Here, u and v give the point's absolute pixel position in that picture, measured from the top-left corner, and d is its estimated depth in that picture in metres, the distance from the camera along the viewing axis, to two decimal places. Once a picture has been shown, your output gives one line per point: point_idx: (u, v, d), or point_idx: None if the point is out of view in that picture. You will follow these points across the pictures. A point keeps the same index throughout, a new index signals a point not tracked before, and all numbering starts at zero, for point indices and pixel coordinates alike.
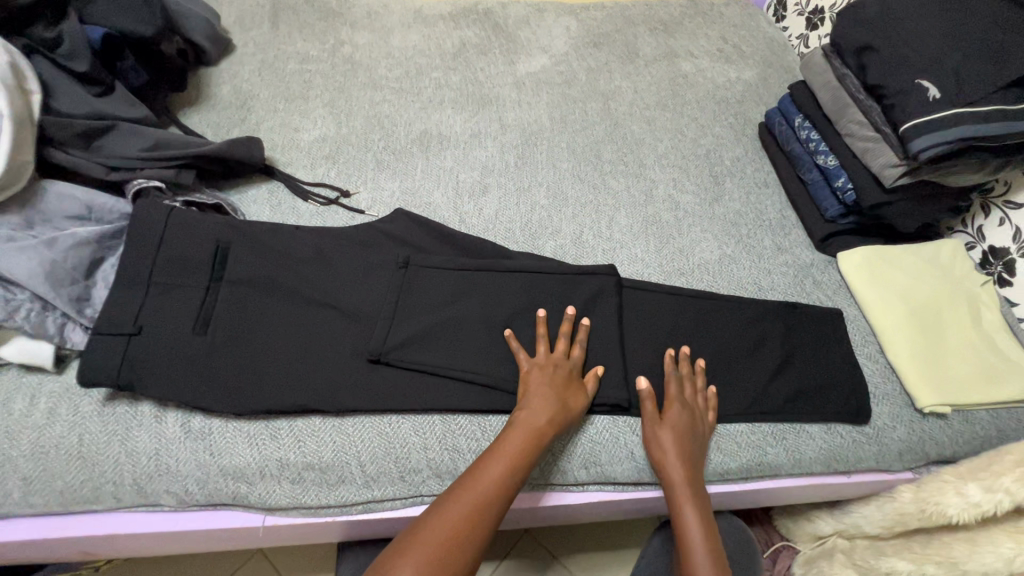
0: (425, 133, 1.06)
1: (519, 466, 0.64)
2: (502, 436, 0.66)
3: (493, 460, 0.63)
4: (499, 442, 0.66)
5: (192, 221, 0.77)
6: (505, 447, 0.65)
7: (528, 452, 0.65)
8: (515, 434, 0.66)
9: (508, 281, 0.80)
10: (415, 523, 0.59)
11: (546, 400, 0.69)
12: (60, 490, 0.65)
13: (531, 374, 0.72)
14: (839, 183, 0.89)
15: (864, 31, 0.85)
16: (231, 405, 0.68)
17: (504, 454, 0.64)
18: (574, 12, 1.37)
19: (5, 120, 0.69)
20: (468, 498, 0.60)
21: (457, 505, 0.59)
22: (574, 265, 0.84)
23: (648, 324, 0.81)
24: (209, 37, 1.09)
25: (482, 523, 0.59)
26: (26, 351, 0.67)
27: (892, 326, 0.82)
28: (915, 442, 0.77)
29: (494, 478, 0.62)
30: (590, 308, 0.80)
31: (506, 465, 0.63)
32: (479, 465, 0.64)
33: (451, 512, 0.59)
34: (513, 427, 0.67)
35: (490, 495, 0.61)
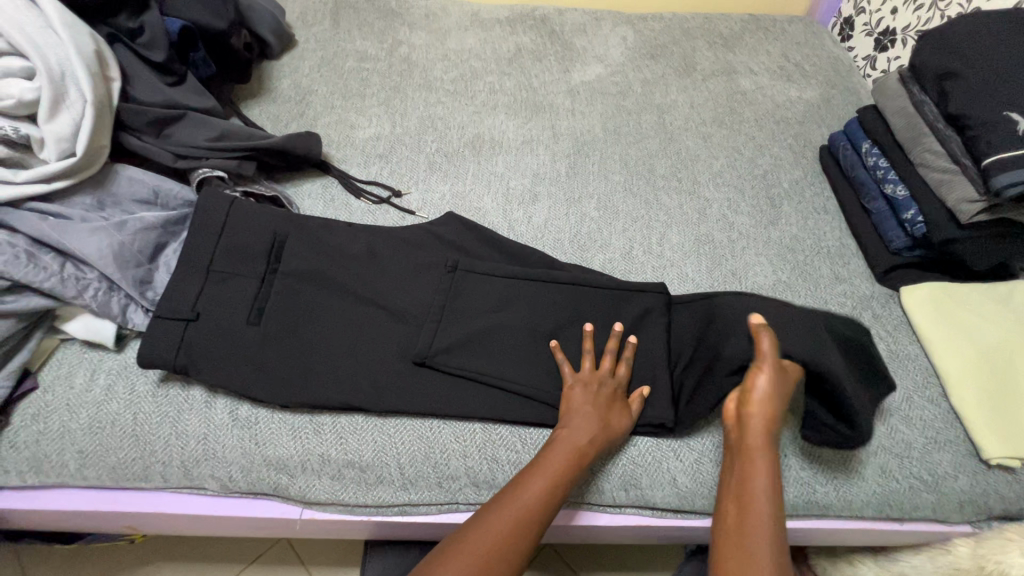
0: (477, 137, 1.06)
1: (560, 485, 0.63)
2: (545, 451, 0.66)
3: (535, 474, 0.63)
4: (542, 456, 0.65)
5: (251, 212, 0.78)
6: (548, 461, 0.64)
7: (569, 471, 0.64)
8: (557, 450, 0.65)
9: (555, 291, 0.79)
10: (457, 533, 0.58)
11: (589, 419, 0.67)
12: (112, 466, 0.67)
13: (574, 390, 0.70)
14: (908, 214, 0.85)
15: (948, 58, 0.81)
16: (278, 396, 0.69)
17: (546, 469, 0.63)
18: (631, 21, 1.35)
19: (88, 105, 0.72)
20: (510, 511, 0.59)
21: (499, 518, 0.59)
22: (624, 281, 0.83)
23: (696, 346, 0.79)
24: (274, 32, 1.12)
25: (523, 537, 0.58)
26: (91, 328, 0.70)
27: (958, 369, 0.78)
28: (978, 495, 0.72)
29: (538, 492, 0.61)
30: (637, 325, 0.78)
31: (548, 480, 0.62)
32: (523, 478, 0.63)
33: (494, 525, 0.58)
34: (556, 443, 0.66)
35: (531, 509, 0.60)
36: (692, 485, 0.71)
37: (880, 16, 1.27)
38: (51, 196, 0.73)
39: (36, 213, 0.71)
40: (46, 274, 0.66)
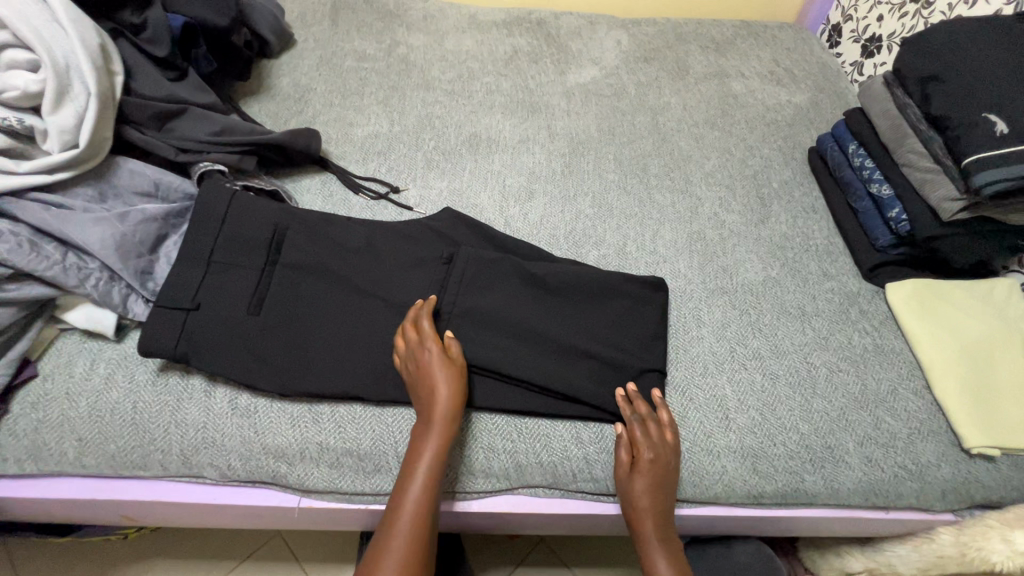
0: (474, 136, 1.08)
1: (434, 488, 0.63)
2: (419, 438, 0.66)
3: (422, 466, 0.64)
4: (423, 448, 0.65)
5: (252, 205, 0.80)
6: (425, 447, 0.65)
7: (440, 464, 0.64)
8: (429, 434, 0.65)
9: (549, 282, 0.80)
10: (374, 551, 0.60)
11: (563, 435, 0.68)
12: (112, 454, 0.67)
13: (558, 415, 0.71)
14: (893, 213, 0.88)
15: (930, 62, 0.84)
16: (278, 385, 0.70)
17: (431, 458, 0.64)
18: (626, 26, 1.38)
19: (92, 98, 0.73)
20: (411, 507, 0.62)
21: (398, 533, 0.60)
22: (616, 275, 0.85)
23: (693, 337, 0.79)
24: (273, 30, 1.13)
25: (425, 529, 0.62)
26: (91, 317, 0.71)
27: (940, 362, 0.80)
28: (960, 483, 0.75)
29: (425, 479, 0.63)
30: (629, 319, 0.81)
31: (435, 462, 0.64)
32: (407, 478, 0.64)
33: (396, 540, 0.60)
34: (425, 417, 0.66)
35: (423, 499, 0.62)
36: (686, 474, 0.72)
37: (867, 23, 1.30)
38: (53, 187, 0.74)
39: (38, 203, 0.71)
40: (49, 263, 0.67)
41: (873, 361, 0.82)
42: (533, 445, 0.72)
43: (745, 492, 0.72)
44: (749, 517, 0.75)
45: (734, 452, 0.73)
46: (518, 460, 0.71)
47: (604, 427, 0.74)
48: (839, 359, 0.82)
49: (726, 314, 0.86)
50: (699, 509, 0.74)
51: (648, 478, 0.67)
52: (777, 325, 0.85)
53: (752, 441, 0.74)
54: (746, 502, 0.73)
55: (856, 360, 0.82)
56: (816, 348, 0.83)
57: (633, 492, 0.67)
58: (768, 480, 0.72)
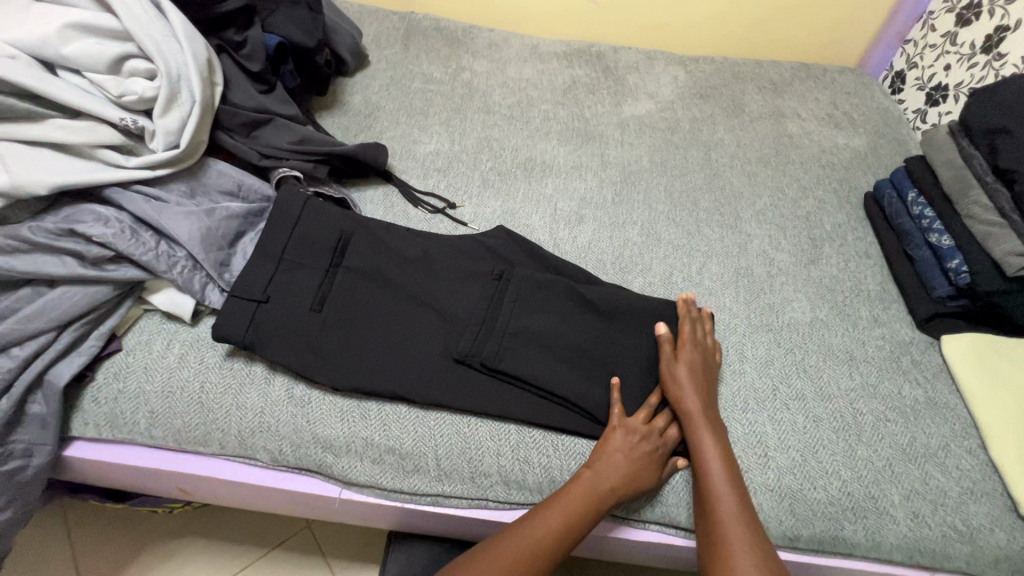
0: (529, 159, 1.12)
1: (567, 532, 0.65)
2: (551, 508, 0.66)
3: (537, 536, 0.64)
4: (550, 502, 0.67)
5: (323, 211, 0.86)
6: (548, 520, 0.65)
7: (584, 514, 0.66)
8: (566, 504, 0.66)
9: (594, 305, 0.82)
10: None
11: (622, 468, 0.68)
12: (177, 428, 0.73)
13: (612, 434, 0.71)
14: (953, 263, 0.86)
15: (1000, 115, 0.83)
16: (332, 379, 0.74)
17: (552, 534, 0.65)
18: (683, 63, 1.41)
19: (195, 106, 0.81)
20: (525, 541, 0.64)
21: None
22: (661, 304, 0.86)
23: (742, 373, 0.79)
24: (351, 51, 1.22)
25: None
26: (173, 301, 0.77)
27: (999, 422, 0.77)
28: (1015, 552, 0.71)
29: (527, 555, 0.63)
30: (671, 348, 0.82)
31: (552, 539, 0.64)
32: (527, 521, 0.66)
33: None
34: (574, 483, 0.68)
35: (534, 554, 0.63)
36: None
37: (932, 72, 1.29)
38: (153, 182, 0.82)
39: (140, 194, 0.79)
40: (145, 249, 0.74)
41: (924, 415, 0.80)
42: (568, 462, 0.73)
43: (779, 532, 0.71)
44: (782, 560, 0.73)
45: (770, 489, 0.72)
46: (553, 475, 0.72)
47: None
48: (887, 409, 0.80)
49: (769, 352, 0.85)
50: None
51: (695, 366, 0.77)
52: (823, 368, 0.84)
53: (792, 482, 0.73)
54: (779, 544, 0.71)
55: (906, 411, 0.80)
56: (863, 395, 0.81)
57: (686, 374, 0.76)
58: (805, 524, 0.71)
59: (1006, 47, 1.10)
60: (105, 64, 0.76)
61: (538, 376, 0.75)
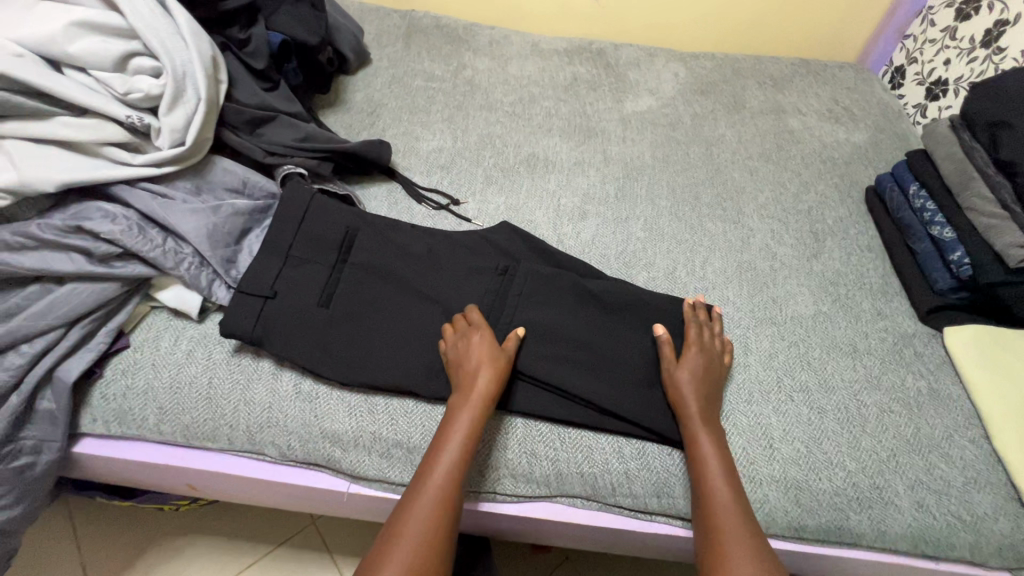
0: (532, 156, 1.13)
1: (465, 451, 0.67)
2: (450, 425, 0.68)
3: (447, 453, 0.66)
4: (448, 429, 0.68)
5: (328, 207, 0.86)
6: (454, 434, 0.68)
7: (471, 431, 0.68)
8: (465, 416, 0.69)
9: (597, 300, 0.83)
10: (386, 532, 0.62)
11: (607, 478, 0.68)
12: (186, 424, 0.73)
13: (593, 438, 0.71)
14: (955, 255, 0.86)
15: (1001, 108, 0.84)
16: (339, 374, 0.74)
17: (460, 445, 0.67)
18: (684, 59, 1.41)
19: (201, 103, 0.81)
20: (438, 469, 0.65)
21: (420, 513, 0.62)
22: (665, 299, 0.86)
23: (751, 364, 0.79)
24: (353, 49, 1.23)
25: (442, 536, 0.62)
26: (180, 298, 0.77)
27: (1002, 412, 0.78)
28: (1019, 540, 0.71)
29: (444, 473, 0.65)
30: (675, 340, 0.82)
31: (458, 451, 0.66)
32: (433, 451, 0.67)
33: (417, 516, 0.62)
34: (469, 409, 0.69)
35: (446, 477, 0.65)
36: None
37: (932, 67, 1.30)
38: (159, 179, 0.82)
39: (146, 192, 0.79)
40: (152, 246, 0.74)
41: (927, 406, 0.80)
42: (575, 455, 0.73)
43: (785, 523, 0.71)
44: (788, 551, 0.74)
45: (776, 481, 0.73)
46: (561, 468, 0.73)
47: (645, 443, 0.75)
48: (891, 400, 0.81)
49: (773, 345, 0.86)
50: None
51: (706, 370, 0.77)
52: (826, 360, 0.85)
53: (797, 473, 0.73)
54: (785, 535, 0.72)
55: (909, 402, 0.80)
56: (867, 387, 0.82)
57: (690, 377, 0.75)
58: (811, 514, 0.71)
59: (1006, 42, 1.10)
60: (112, 62, 0.77)
61: (544, 369, 0.76)
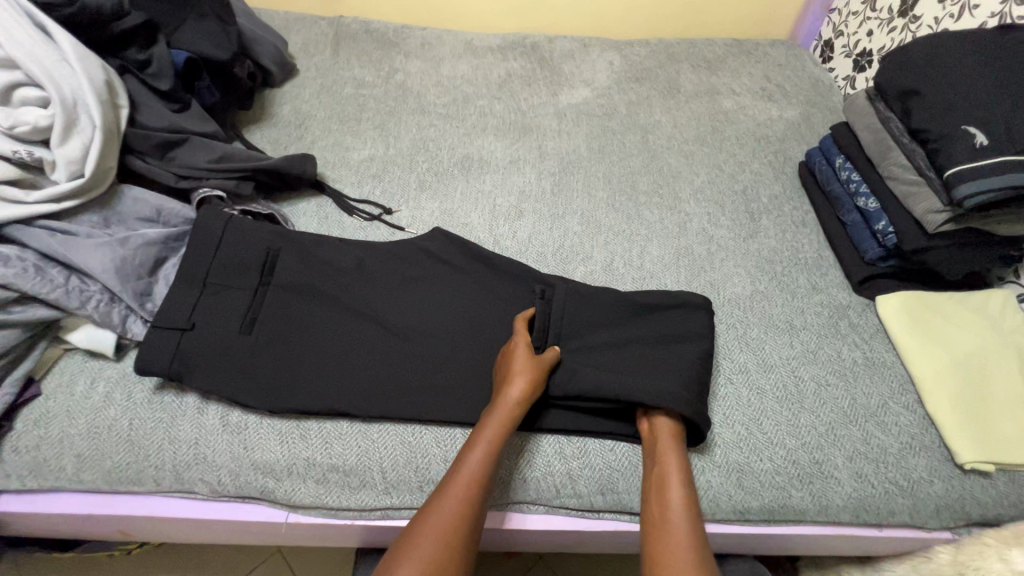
0: (466, 157, 1.11)
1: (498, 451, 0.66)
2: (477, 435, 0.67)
3: (474, 458, 0.65)
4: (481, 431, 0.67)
5: (248, 228, 0.83)
6: (491, 423, 0.67)
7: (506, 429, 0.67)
8: (495, 424, 0.67)
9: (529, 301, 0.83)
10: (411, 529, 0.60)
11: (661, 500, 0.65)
12: (107, 470, 0.70)
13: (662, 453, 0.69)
14: (880, 225, 0.87)
15: (910, 76, 0.85)
16: (266, 402, 0.72)
17: (486, 451, 0.65)
18: (618, 47, 1.41)
19: (98, 131, 0.77)
20: (471, 469, 0.64)
21: (448, 507, 0.60)
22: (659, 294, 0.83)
23: (696, 351, 0.78)
24: (275, 61, 1.19)
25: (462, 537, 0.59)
26: (92, 338, 0.74)
27: (932, 374, 0.79)
28: (954, 499, 0.73)
29: (470, 480, 0.63)
30: (649, 340, 0.80)
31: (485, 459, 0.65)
32: (464, 454, 0.65)
33: (446, 510, 0.60)
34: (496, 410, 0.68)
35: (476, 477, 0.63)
36: None
37: (857, 39, 1.32)
38: (60, 214, 0.78)
39: (46, 229, 0.75)
40: (53, 287, 0.70)
41: (863, 375, 0.82)
42: (517, 460, 0.72)
43: (730, 507, 0.71)
44: (738, 533, 0.74)
45: (717, 466, 0.73)
46: (503, 475, 0.72)
47: (587, 441, 0.74)
48: (828, 373, 0.81)
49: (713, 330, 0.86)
50: None
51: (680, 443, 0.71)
52: (764, 340, 0.85)
53: (739, 456, 0.73)
54: (731, 518, 0.72)
55: (845, 373, 0.82)
56: (804, 362, 0.83)
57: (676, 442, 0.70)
58: (755, 496, 0.72)
59: (920, 9, 1.12)
60: None
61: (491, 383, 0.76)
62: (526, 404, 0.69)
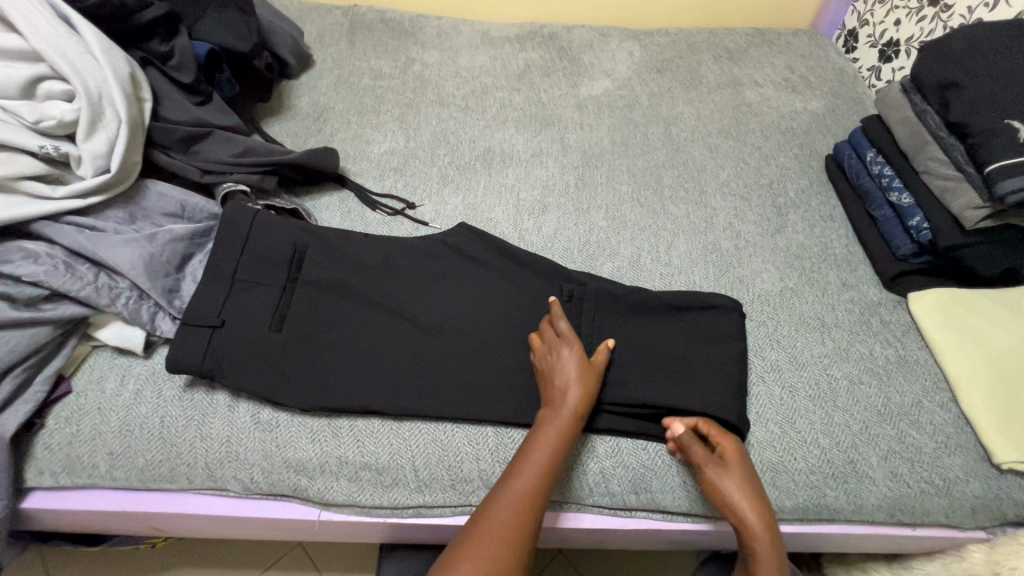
0: (488, 151, 1.09)
1: (546, 478, 0.64)
2: (535, 438, 0.67)
3: (523, 484, 0.63)
4: (528, 455, 0.65)
5: (273, 224, 0.82)
6: (539, 447, 0.66)
7: (557, 451, 0.66)
8: (543, 449, 0.66)
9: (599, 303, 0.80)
10: (470, 525, 0.60)
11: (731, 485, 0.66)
12: (140, 467, 0.69)
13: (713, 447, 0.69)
14: (914, 221, 0.86)
15: (949, 69, 0.83)
16: (298, 400, 0.71)
17: (534, 478, 0.63)
18: (638, 37, 1.38)
19: (123, 124, 0.76)
20: (514, 495, 0.62)
21: (489, 533, 0.59)
22: (687, 294, 0.83)
23: (728, 354, 0.79)
24: (293, 52, 1.17)
25: (524, 538, 0.60)
26: (121, 335, 0.73)
27: (968, 373, 0.78)
28: (990, 500, 0.72)
29: (531, 484, 0.63)
30: (678, 341, 0.80)
31: (544, 466, 0.64)
32: (508, 478, 0.64)
33: (487, 537, 0.58)
34: (540, 428, 0.68)
35: (521, 504, 0.61)
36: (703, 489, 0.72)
37: (884, 28, 1.29)
38: (85, 210, 0.77)
39: (73, 226, 0.74)
40: (82, 284, 0.70)
41: (896, 373, 0.81)
42: None
43: None
44: None
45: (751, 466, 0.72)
46: None
47: (621, 440, 0.74)
48: (861, 371, 0.81)
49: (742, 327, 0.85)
50: (719, 523, 0.73)
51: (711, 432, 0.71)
52: (796, 337, 0.84)
53: (772, 455, 0.73)
54: None
55: (878, 371, 0.81)
56: (836, 360, 0.82)
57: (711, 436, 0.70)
58: (789, 495, 0.71)
59: None
60: (17, 89, 0.71)
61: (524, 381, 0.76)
62: (569, 424, 0.68)
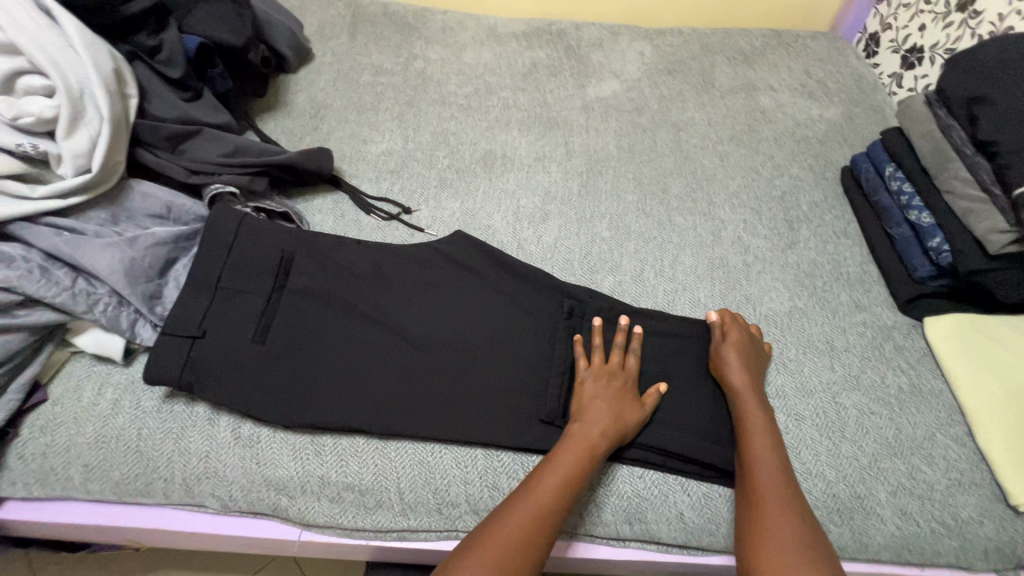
0: (489, 153, 1.05)
1: (566, 494, 0.61)
2: (563, 446, 0.65)
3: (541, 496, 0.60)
4: (551, 467, 0.63)
5: (260, 229, 0.79)
6: (562, 458, 0.63)
7: (581, 467, 0.63)
8: (566, 461, 0.63)
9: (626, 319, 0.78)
10: (478, 533, 0.57)
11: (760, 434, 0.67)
12: (116, 481, 0.67)
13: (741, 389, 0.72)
14: (934, 242, 0.82)
15: (979, 82, 0.78)
16: (279, 417, 0.68)
17: (555, 492, 0.60)
18: (649, 37, 1.33)
19: (105, 123, 0.73)
20: (531, 504, 0.59)
21: (498, 540, 0.55)
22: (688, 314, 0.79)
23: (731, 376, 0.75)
24: (291, 46, 1.13)
25: (534, 549, 0.56)
26: (100, 342, 0.71)
27: (986, 406, 0.74)
28: (1005, 543, 0.68)
29: (550, 497, 0.60)
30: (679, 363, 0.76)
31: (567, 483, 0.61)
32: (528, 486, 0.61)
33: (494, 545, 0.55)
34: (570, 439, 0.65)
35: (536, 515, 0.58)
36: (701, 521, 0.68)
37: (907, 33, 1.23)
38: (65, 211, 0.74)
39: (51, 227, 0.71)
40: (59, 290, 0.67)
41: (909, 404, 0.77)
42: None
43: None
44: None
45: None
46: None
47: (615, 467, 0.70)
48: (871, 401, 0.77)
49: None
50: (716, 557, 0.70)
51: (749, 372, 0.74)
52: (804, 362, 0.80)
53: None
54: None
55: (890, 402, 0.77)
56: (846, 388, 0.78)
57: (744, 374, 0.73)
58: None
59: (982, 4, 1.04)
60: None
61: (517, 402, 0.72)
62: (601, 440, 0.65)
